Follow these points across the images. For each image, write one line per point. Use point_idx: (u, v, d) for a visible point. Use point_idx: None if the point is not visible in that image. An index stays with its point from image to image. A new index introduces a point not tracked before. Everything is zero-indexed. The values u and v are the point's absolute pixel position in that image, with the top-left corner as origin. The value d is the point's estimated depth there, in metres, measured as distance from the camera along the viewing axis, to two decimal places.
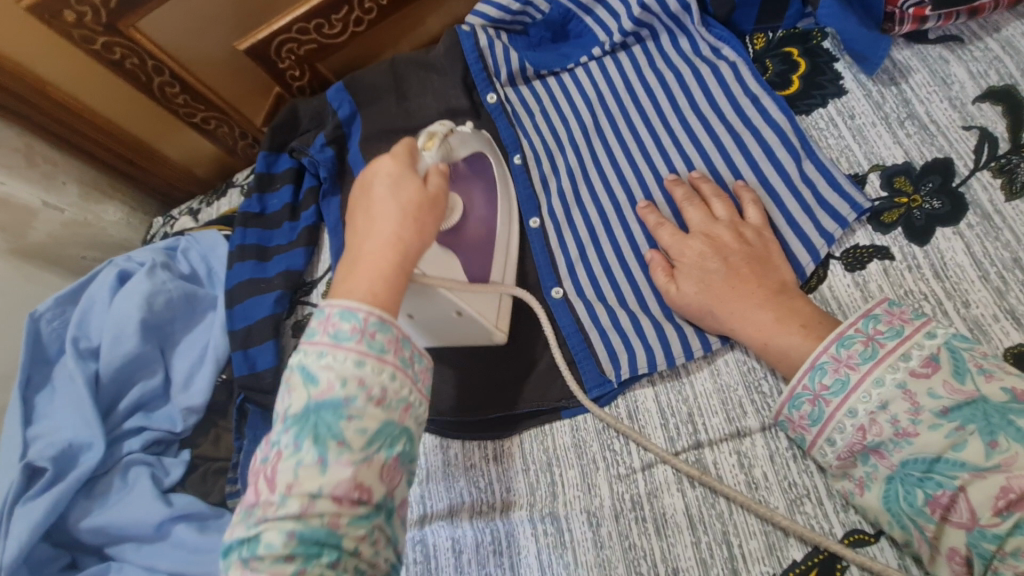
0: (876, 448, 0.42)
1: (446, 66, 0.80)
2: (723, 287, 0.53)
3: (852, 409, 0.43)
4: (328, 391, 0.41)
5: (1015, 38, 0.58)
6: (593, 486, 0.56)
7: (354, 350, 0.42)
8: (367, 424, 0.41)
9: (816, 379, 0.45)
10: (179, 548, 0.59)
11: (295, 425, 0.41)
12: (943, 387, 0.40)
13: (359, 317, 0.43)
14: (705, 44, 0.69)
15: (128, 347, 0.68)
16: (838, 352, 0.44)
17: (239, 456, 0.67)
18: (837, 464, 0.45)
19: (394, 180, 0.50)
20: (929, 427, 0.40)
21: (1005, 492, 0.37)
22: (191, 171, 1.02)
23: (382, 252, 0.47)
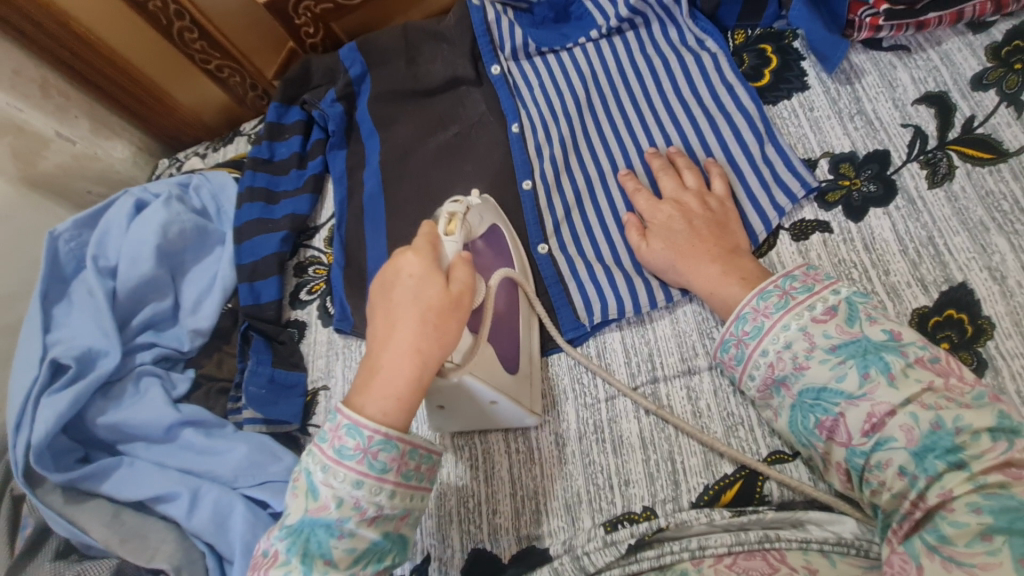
0: (784, 381, 0.51)
1: (455, 37, 0.86)
2: (685, 246, 0.61)
3: (765, 348, 0.52)
4: (325, 509, 0.48)
5: (952, 52, 0.66)
6: (562, 413, 0.64)
7: (353, 470, 0.48)
8: (355, 544, 0.47)
9: (740, 327, 0.54)
10: (186, 449, 0.66)
11: (289, 536, 0.47)
12: (835, 329, 0.49)
13: (364, 436, 0.48)
14: (691, 36, 0.76)
15: (144, 268, 0.73)
16: (758, 303, 0.53)
17: (242, 376, 0.74)
18: (760, 394, 0.54)
19: (417, 287, 0.50)
20: (819, 361, 0.48)
21: (869, 417, 0.45)
22: (200, 118, 1.06)
23: (398, 367, 0.49)
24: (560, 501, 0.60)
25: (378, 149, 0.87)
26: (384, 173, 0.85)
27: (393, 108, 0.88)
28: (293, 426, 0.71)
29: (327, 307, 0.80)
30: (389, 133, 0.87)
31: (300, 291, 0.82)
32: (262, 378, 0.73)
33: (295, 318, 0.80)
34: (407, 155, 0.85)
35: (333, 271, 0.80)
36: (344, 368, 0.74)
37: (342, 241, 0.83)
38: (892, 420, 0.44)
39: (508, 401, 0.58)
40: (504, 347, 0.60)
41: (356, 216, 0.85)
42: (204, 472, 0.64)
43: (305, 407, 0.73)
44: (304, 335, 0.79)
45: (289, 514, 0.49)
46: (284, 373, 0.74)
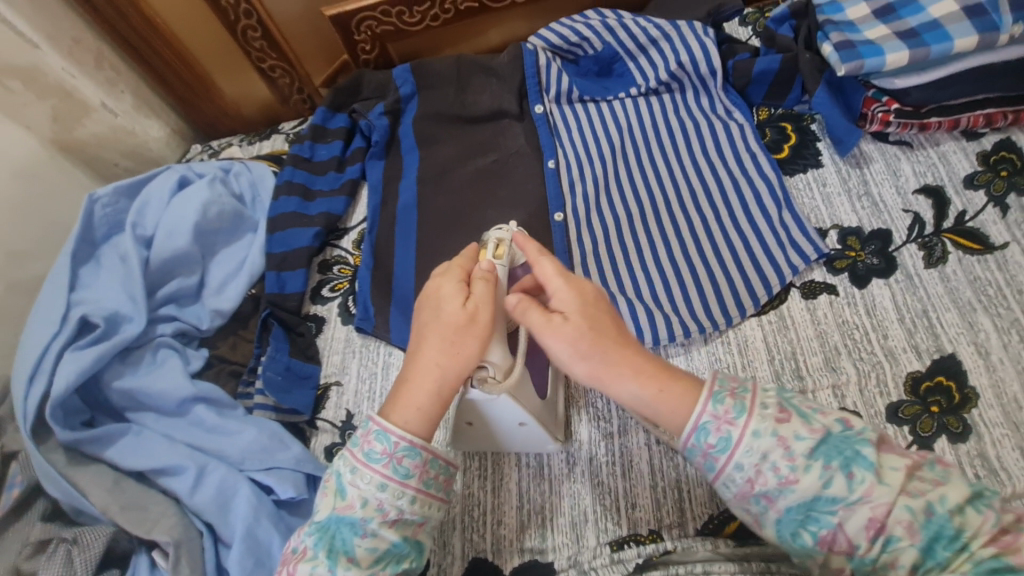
0: (764, 493, 0.44)
1: (505, 74, 0.92)
2: (592, 347, 0.48)
3: (738, 463, 0.44)
4: (350, 509, 0.49)
5: (949, 154, 0.75)
6: (576, 434, 0.66)
7: (378, 473, 0.49)
8: (377, 543, 0.48)
9: (702, 438, 0.45)
10: (196, 426, 0.65)
11: (317, 531, 0.49)
12: (804, 428, 0.44)
13: (391, 441, 0.49)
14: (721, 106, 0.84)
15: (180, 243, 0.74)
16: (716, 409, 0.45)
17: (258, 362, 0.75)
18: (734, 500, 0.46)
19: (440, 307, 0.53)
20: (805, 471, 0.43)
21: (872, 522, 0.41)
22: (239, 111, 1.10)
23: (422, 378, 0.51)
24: (567, 518, 0.62)
25: (416, 164, 0.91)
26: (420, 186, 0.89)
27: (436, 129, 0.93)
28: (304, 417, 0.72)
29: (348, 307, 0.82)
30: (429, 151, 0.92)
31: (323, 287, 0.84)
32: (279, 366, 0.74)
33: (314, 313, 0.82)
34: (445, 174, 0.90)
35: (361, 272, 0.83)
36: (359, 366, 0.76)
37: (371, 244, 0.85)
38: (891, 518, 0.41)
39: (535, 424, 0.60)
40: (535, 372, 0.63)
41: (388, 223, 0.88)
42: (212, 451, 0.64)
43: (316, 400, 0.74)
44: (321, 330, 0.80)
45: (318, 511, 0.50)
46: (300, 363, 0.75)
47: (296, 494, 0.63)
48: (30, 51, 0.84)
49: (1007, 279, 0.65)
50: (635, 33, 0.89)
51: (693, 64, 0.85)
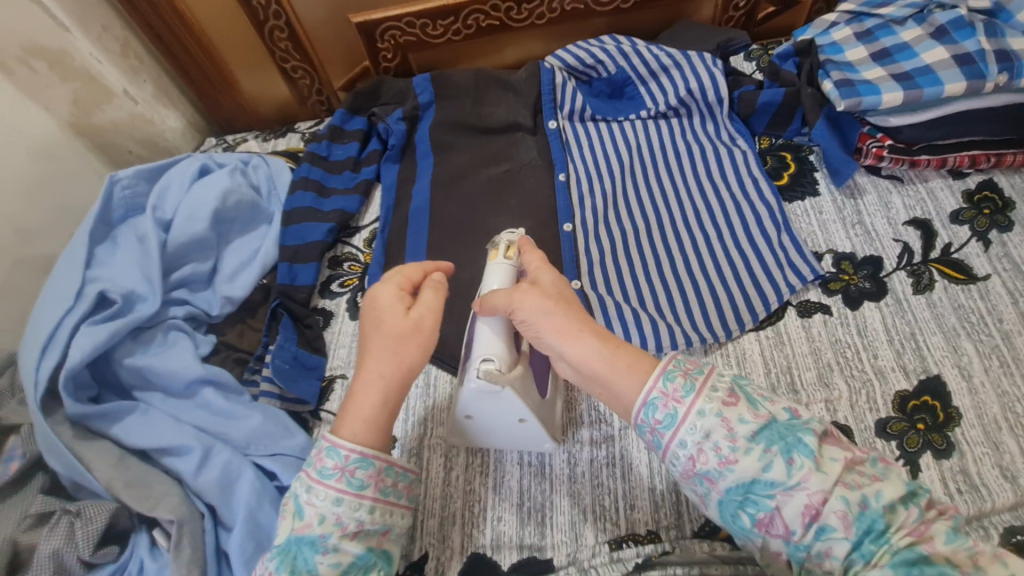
0: (706, 473, 0.45)
1: (522, 89, 0.96)
2: (555, 309, 0.52)
3: (682, 439, 0.46)
4: (308, 527, 0.48)
5: (936, 190, 0.80)
6: (576, 435, 0.68)
7: (333, 488, 0.48)
8: (339, 559, 0.47)
9: (650, 414, 0.47)
10: (202, 408, 0.66)
11: (277, 556, 0.47)
12: (749, 413, 0.46)
13: (342, 455, 0.49)
14: (726, 133, 0.89)
15: (198, 228, 0.75)
16: (665, 387, 0.47)
17: (266, 351, 0.75)
18: (682, 481, 0.48)
19: (388, 319, 0.53)
20: (745, 453, 0.44)
21: (807, 508, 0.42)
22: (255, 109, 1.12)
23: (368, 392, 0.51)
24: (566, 516, 0.63)
25: (430, 169, 0.94)
26: (433, 190, 0.92)
27: (451, 137, 0.96)
28: (309, 407, 0.72)
29: (357, 303, 0.83)
30: (443, 158, 0.95)
31: (332, 282, 0.85)
32: (287, 355, 0.75)
33: (322, 306, 0.83)
34: (458, 180, 0.92)
35: (372, 268, 0.84)
36: None
37: (383, 243, 0.87)
38: (827, 507, 0.41)
39: (535, 424, 0.62)
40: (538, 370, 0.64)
41: (400, 224, 0.90)
42: (218, 433, 0.64)
43: (321, 391, 0.74)
44: (329, 324, 0.81)
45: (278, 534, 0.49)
46: (307, 354, 0.76)
47: None
48: (61, 35, 0.85)
49: (988, 308, 0.69)
50: (647, 60, 0.93)
51: (702, 92, 0.90)
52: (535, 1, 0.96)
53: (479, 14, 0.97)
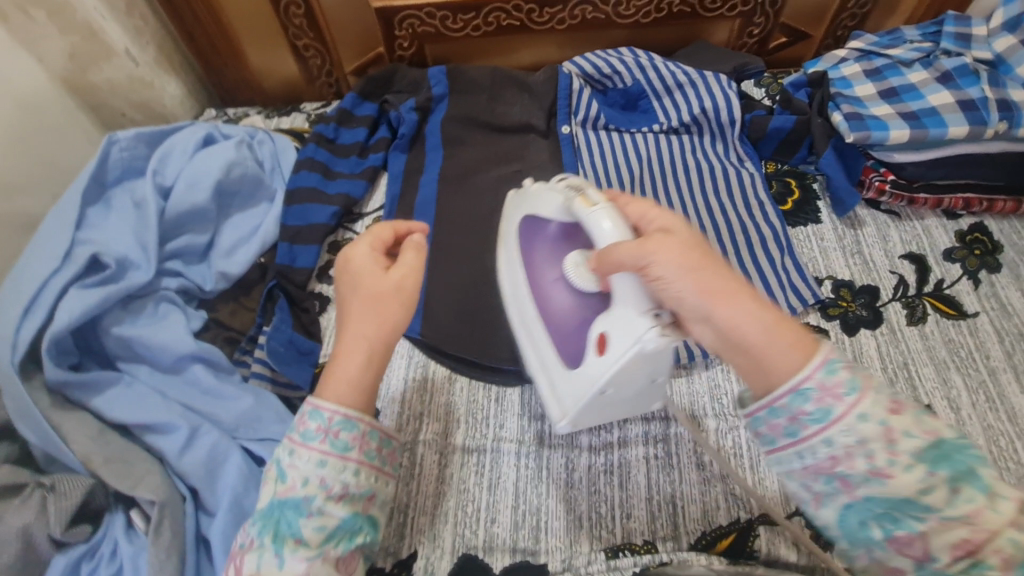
0: (843, 475, 0.40)
1: (539, 91, 0.96)
2: (696, 261, 0.45)
3: (830, 438, 0.40)
4: (292, 490, 0.44)
5: (932, 228, 0.83)
6: (575, 440, 0.67)
7: (316, 450, 0.45)
8: (324, 523, 0.43)
9: (796, 402, 0.41)
10: (191, 386, 0.63)
11: (260, 520, 0.44)
12: (916, 427, 0.40)
13: (324, 417, 0.46)
14: (734, 154, 0.90)
15: (198, 198, 0.72)
16: (825, 379, 0.41)
17: (258, 332, 0.73)
18: (795, 474, 0.42)
19: (369, 280, 0.51)
20: (904, 469, 0.38)
21: (964, 542, 0.37)
22: (259, 84, 1.08)
23: (349, 354, 0.48)
24: (561, 521, 0.62)
25: (439, 162, 0.93)
26: (441, 183, 0.90)
27: (464, 132, 0.95)
28: (301, 393, 0.69)
29: None
30: (453, 152, 0.93)
31: (330, 268, 0.82)
32: (283, 338, 0.72)
33: (319, 291, 0.80)
34: (467, 176, 0.91)
35: None
36: None
37: None
38: (989, 545, 0.37)
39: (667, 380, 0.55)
40: None
41: (405, 214, 0.88)
42: (206, 413, 0.61)
43: (313, 377, 0.71)
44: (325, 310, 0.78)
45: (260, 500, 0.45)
46: (302, 338, 0.73)
47: None
48: None
49: (976, 344, 0.72)
50: (663, 75, 0.94)
51: (715, 112, 0.91)
52: (558, 6, 0.96)
53: (501, 13, 0.97)
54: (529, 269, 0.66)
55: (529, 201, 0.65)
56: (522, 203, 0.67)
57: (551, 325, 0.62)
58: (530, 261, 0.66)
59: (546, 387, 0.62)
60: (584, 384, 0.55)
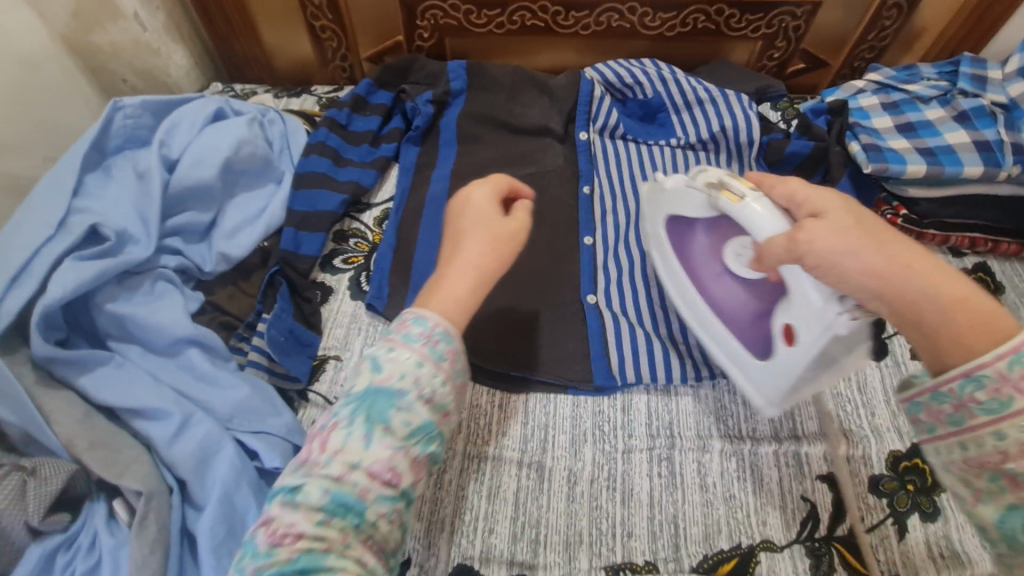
0: (1012, 474, 0.40)
1: (559, 94, 0.94)
2: (862, 240, 0.47)
3: (1002, 430, 0.40)
4: (388, 381, 0.45)
5: None
6: (579, 452, 0.66)
7: (417, 352, 0.46)
8: (412, 418, 0.44)
9: (966, 389, 0.42)
10: (185, 370, 0.60)
11: (353, 401, 0.45)
12: None
13: (429, 324, 0.47)
14: (749, 175, 0.90)
15: (204, 174, 0.69)
16: (1009, 370, 0.40)
17: (257, 319, 0.70)
18: (954, 467, 0.44)
19: (484, 209, 0.53)
20: None
21: None
22: (269, 62, 1.05)
23: (458, 276, 0.50)
24: (560, 536, 0.61)
25: (453, 158, 0.91)
26: (453, 181, 0.89)
27: (479, 129, 0.93)
28: (300, 385, 0.68)
29: (359, 283, 0.79)
30: (467, 149, 0.92)
31: (335, 257, 0.81)
32: (283, 327, 0.69)
33: (322, 281, 0.78)
34: (480, 175, 0.90)
35: (381, 250, 0.80)
36: (363, 345, 0.73)
37: (395, 226, 0.83)
38: None
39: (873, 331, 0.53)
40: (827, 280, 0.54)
41: (415, 208, 0.86)
42: (199, 401, 0.58)
43: (313, 370, 0.70)
44: (327, 300, 0.77)
45: (351, 386, 0.46)
46: (303, 329, 0.71)
47: (281, 465, 0.58)
48: None
49: None
50: (685, 89, 0.93)
51: (734, 131, 0.91)
52: (585, 11, 0.95)
53: (526, 12, 0.95)
54: (687, 264, 0.70)
55: (669, 199, 0.68)
56: (659, 204, 0.70)
57: (723, 313, 0.67)
58: (686, 256, 0.70)
59: (739, 374, 0.67)
60: (788, 376, 0.60)
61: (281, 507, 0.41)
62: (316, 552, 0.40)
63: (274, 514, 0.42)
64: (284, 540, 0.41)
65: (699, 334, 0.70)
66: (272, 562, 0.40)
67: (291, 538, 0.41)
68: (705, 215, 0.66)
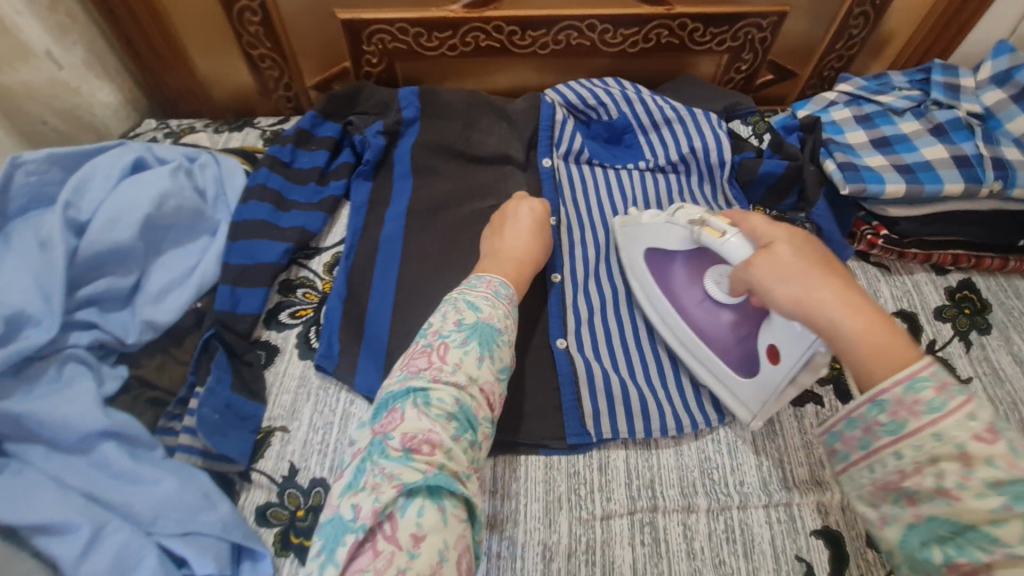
0: (910, 492, 0.41)
1: (518, 120, 0.89)
2: (794, 270, 0.48)
3: (900, 451, 0.42)
4: (490, 319, 0.57)
5: (921, 284, 0.80)
6: (553, 522, 0.60)
7: (506, 306, 0.60)
8: (503, 356, 0.56)
9: (871, 413, 0.43)
10: (99, 469, 0.52)
11: (468, 329, 0.55)
12: (1001, 459, 0.38)
13: (510, 291, 0.62)
14: (722, 198, 0.86)
15: (121, 237, 0.62)
16: (904, 394, 0.41)
17: (191, 393, 0.63)
18: (866, 493, 0.45)
19: (538, 214, 0.73)
20: (975, 496, 0.38)
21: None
22: (207, 94, 0.97)
23: (514, 259, 0.68)
24: None
25: (408, 193, 0.84)
26: (408, 219, 0.82)
27: (435, 161, 0.87)
28: (239, 467, 0.60)
29: (308, 339, 0.72)
30: (423, 183, 0.85)
31: (281, 311, 0.74)
32: (218, 402, 0.62)
33: (265, 339, 0.71)
34: (438, 211, 0.83)
35: (329, 301, 0.73)
36: (313, 413, 0.66)
37: (347, 273, 0.76)
38: None
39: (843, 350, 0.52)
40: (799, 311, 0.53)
41: (367, 251, 0.79)
42: (117, 504, 0.51)
43: (256, 445, 0.63)
44: (271, 361, 0.70)
45: (464, 318, 0.56)
46: (242, 401, 0.64)
47: (215, 570, 0.51)
48: None
49: None
50: (651, 109, 0.88)
51: (704, 152, 0.86)
52: (541, 30, 0.90)
53: (479, 33, 0.90)
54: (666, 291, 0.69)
55: (650, 235, 0.70)
56: (642, 239, 0.71)
57: (709, 339, 0.66)
58: (666, 286, 0.70)
59: (727, 396, 0.66)
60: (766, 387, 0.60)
61: (416, 413, 0.49)
62: (446, 470, 0.47)
63: (399, 420, 0.49)
64: (422, 445, 0.47)
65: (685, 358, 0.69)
66: (412, 469, 0.45)
67: (428, 446, 0.47)
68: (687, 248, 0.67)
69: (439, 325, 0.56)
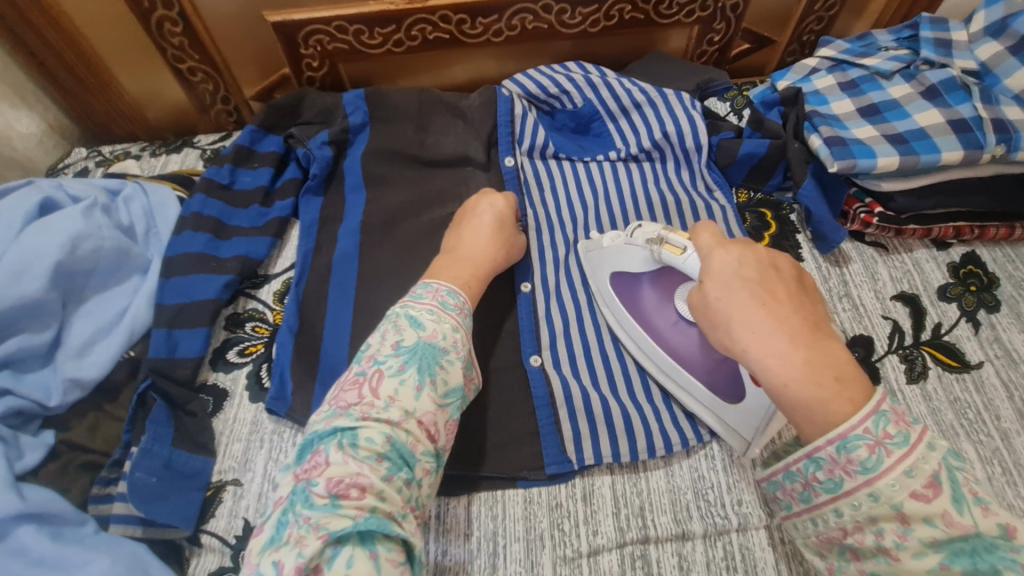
0: (854, 548, 0.39)
1: (475, 117, 0.81)
2: (751, 300, 0.43)
3: (839, 509, 0.39)
4: (434, 338, 0.51)
5: (922, 262, 0.74)
6: (535, 564, 0.55)
7: (454, 319, 0.54)
8: (450, 377, 0.50)
9: (809, 469, 0.40)
10: (16, 559, 0.47)
11: (407, 353, 0.49)
12: (939, 516, 0.36)
13: (461, 300, 0.56)
14: (702, 184, 0.79)
15: (29, 289, 0.58)
16: (838, 453, 0.38)
17: (125, 453, 0.57)
18: (811, 542, 0.42)
19: (500, 208, 0.67)
20: (914, 555, 0.36)
21: None
22: (141, 114, 0.90)
23: (470, 259, 0.62)
24: None
25: (362, 206, 0.77)
26: (364, 234, 0.75)
27: (389, 168, 0.80)
28: (183, 533, 0.55)
29: (260, 378, 0.66)
30: (377, 193, 0.78)
31: (228, 349, 0.67)
32: (156, 463, 0.57)
33: (212, 383, 0.65)
34: (395, 223, 0.76)
35: (278, 335, 0.67)
36: (266, 462, 0.60)
37: (296, 302, 0.69)
38: None
39: None
40: None
41: (319, 276, 0.72)
42: None
43: (205, 503, 0.57)
44: (219, 409, 0.63)
45: (403, 339, 0.50)
46: (185, 457, 0.58)
47: None
48: None
49: (985, 403, 0.63)
50: (618, 93, 0.81)
51: (679, 136, 0.79)
52: (492, 15, 0.82)
53: (425, 24, 0.81)
54: (637, 317, 0.64)
55: (610, 258, 0.66)
56: (602, 262, 0.67)
57: (689, 363, 0.60)
58: (637, 313, 0.64)
59: (715, 421, 0.60)
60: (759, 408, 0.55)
61: (342, 456, 0.43)
62: (379, 512, 0.41)
63: (324, 466, 0.42)
64: (349, 492, 0.41)
65: (667, 384, 0.63)
66: (339, 516, 0.40)
67: (356, 490, 0.41)
68: (650, 268, 0.62)
69: (378, 347, 0.50)
